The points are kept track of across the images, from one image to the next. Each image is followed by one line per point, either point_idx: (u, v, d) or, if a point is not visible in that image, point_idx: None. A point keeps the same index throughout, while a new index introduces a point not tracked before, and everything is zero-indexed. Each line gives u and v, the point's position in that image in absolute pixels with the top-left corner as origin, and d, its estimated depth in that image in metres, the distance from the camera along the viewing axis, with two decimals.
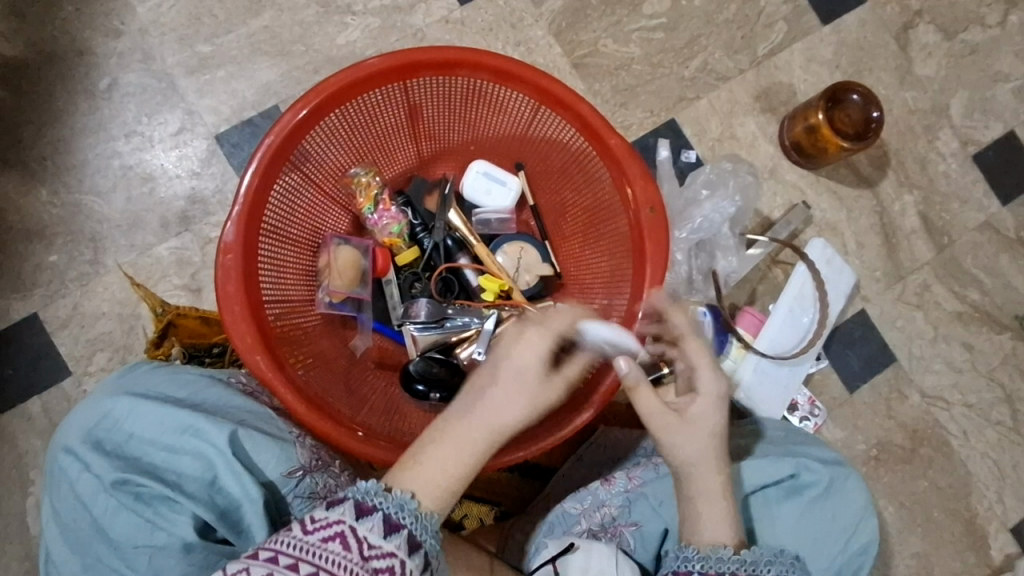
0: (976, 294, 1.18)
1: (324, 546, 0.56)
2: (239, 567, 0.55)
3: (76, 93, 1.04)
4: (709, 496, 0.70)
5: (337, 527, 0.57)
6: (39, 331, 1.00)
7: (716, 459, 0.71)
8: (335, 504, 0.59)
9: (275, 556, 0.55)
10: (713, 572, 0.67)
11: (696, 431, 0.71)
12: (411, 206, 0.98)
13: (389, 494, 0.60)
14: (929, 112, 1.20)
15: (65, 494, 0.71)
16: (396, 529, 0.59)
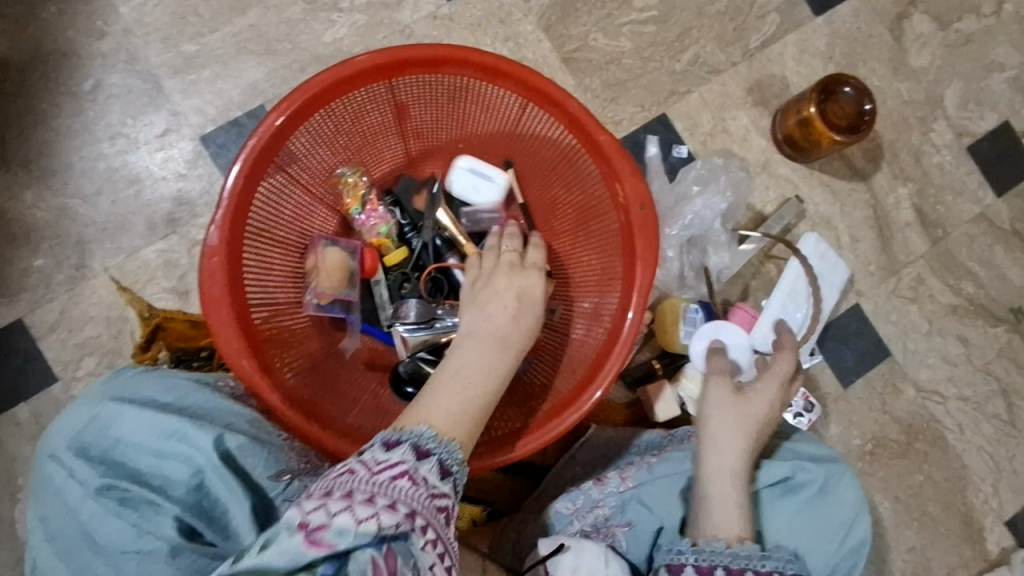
0: (971, 287, 1.17)
1: (395, 483, 0.53)
2: (314, 505, 0.51)
3: (60, 95, 1.03)
4: (719, 472, 0.74)
5: (402, 466, 0.55)
6: (26, 335, 0.99)
7: (745, 445, 0.75)
8: (394, 446, 0.56)
9: (348, 493, 0.52)
10: (705, 565, 0.69)
11: (743, 411, 0.77)
12: (399, 206, 0.97)
13: (439, 440, 0.58)
14: (923, 103, 1.19)
15: (51, 501, 0.70)
16: (449, 474, 0.57)
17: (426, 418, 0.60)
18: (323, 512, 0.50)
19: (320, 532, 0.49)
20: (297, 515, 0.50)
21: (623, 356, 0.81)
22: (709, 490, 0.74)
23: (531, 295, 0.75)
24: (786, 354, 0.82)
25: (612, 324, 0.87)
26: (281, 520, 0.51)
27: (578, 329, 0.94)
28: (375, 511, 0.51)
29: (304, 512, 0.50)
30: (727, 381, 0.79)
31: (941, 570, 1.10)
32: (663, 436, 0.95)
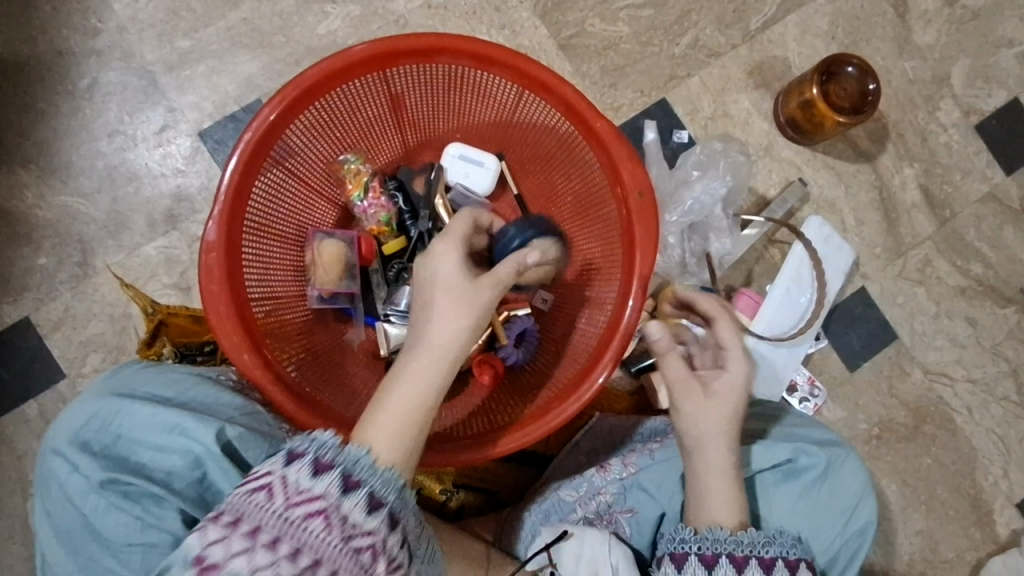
0: (979, 268, 1.15)
1: (306, 522, 0.58)
2: (219, 536, 0.58)
3: (56, 94, 1.03)
4: (707, 472, 0.73)
5: (321, 503, 0.58)
6: (32, 334, 1.00)
7: (729, 443, 0.73)
8: (322, 473, 0.60)
9: (256, 530, 0.58)
10: (710, 554, 0.70)
11: (716, 409, 0.73)
12: (402, 192, 0.96)
13: (375, 468, 0.61)
14: (929, 81, 1.17)
15: (54, 495, 0.72)
16: (379, 507, 0.60)
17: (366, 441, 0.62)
18: (224, 547, 0.57)
19: (213, 569, 0.57)
20: (199, 543, 0.58)
21: (624, 344, 0.81)
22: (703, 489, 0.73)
23: (455, 283, 0.67)
24: (727, 326, 0.78)
25: (612, 312, 0.87)
26: (191, 541, 0.59)
27: (580, 317, 0.94)
28: (274, 558, 0.56)
29: (208, 542, 0.58)
30: (688, 378, 0.74)
31: (950, 553, 1.10)
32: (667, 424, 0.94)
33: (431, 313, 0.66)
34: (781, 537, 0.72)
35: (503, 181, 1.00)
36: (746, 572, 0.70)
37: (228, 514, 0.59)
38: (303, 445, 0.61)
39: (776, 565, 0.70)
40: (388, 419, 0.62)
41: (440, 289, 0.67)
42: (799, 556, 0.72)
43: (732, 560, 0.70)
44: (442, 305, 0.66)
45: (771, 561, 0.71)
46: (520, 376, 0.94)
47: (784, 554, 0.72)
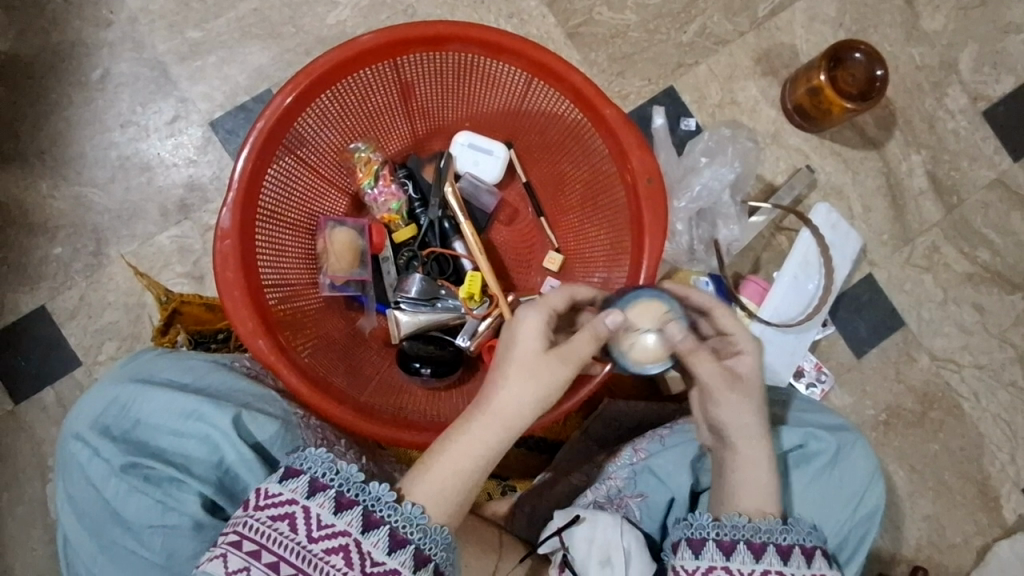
0: (987, 254, 1.15)
1: (325, 558, 0.59)
2: (240, 565, 0.59)
3: (69, 85, 1.04)
4: (744, 463, 0.72)
5: (342, 539, 0.60)
6: (48, 322, 1.01)
7: (757, 431, 0.72)
8: (344, 509, 0.61)
9: (277, 562, 0.59)
10: (728, 541, 0.70)
11: (741, 397, 0.72)
12: (411, 180, 0.97)
13: (399, 506, 0.62)
14: (937, 68, 1.17)
15: (76, 479, 0.73)
16: (403, 545, 0.61)
17: (418, 488, 0.64)
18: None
19: None
20: (222, 570, 0.59)
21: None
22: (735, 480, 0.73)
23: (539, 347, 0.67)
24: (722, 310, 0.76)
25: None
26: (211, 565, 0.60)
27: None
28: None
29: (230, 570, 0.59)
30: (713, 367, 0.72)
31: (956, 538, 1.10)
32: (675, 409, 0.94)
33: (516, 376, 0.66)
34: (799, 525, 0.71)
35: (510, 168, 1.01)
36: (764, 559, 0.69)
37: (249, 541, 0.60)
38: (328, 475, 0.62)
39: (793, 553, 0.70)
40: (445, 481, 0.64)
41: (522, 367, 0.66)
42: (815, 544, 0.71)
43: (750, 546, 0.70)
44: (529, 370, 0.66)
45: (788, 548, 0.70)
46: None
47: (801, 541, 0.71)
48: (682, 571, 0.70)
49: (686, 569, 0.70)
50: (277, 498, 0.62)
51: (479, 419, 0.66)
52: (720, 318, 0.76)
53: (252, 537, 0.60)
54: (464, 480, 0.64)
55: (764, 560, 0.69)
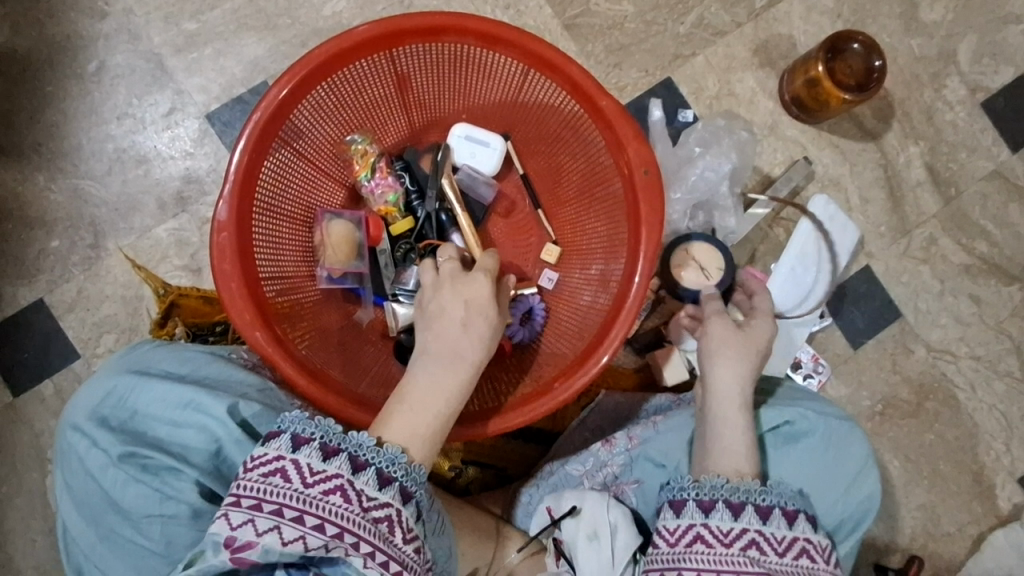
0: (984, 246, 1.15)
1: (324, 499, 0.60)
2: (243, 520, 0.59)
3: (65, 77, 1.04)
4: (728, 392, 0.77)
5: (337, 481, 0.61)
6: (47, 315, 1.02)
7: (749, 378, 0.78)
8: (332, 455, 0.61)
9: (279, 510, 0.59)
10: (707, 500, 0.71)
11: (746, 345, 0.79)
12: (408, 172, 0.96)
13: (381, 450, 0.62)
14: (936, 59, 1.16)
15: (75, 470, 0.74)
16: (389, 483, 0.62)
17: (388, 433, 0.64)
18: (252, 529, 0.58)
19: (247, 548, 0.58)
20: (226, 528, 0.58)
21: (631, 320, 0.82)
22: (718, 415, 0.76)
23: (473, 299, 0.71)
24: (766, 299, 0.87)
25: (619, 288, 0.88)
26: (214, 529, 0.59)
27: (586, 295, 0.95)
28: (302, 531, 0.58)
29: (233, 527, 0.58)
30: (728, 318, 0.81)
31: (951, 527, 1.11)
32: (670, 400, 0.95)
33: (449, 328, 0.69)
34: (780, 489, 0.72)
35: (508, 162, 1.01)
36: (742, 517, 0.70)
37: (247, 499, 0.60)
38: (309, 429, 0.62)
39: (773, 513, 0.70)
40: (415, 421, 0.65)
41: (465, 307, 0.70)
42: (797, 507, 0.72)
43: (729, 505, 0.70)
44: (462, 322, 0.69)
45: (768, 509, 0.70)
46: (527, 356, 0.95)
47: (783, 504, 0.71)
48: (664, 531, 0.72)
49: (667, 529, 0.72)
50: (264, 459, 0.62)
51: (428, 368, 0.67)
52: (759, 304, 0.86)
53: (247, 494, 0.60)
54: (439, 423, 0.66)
55: (742, 519, 0.70)
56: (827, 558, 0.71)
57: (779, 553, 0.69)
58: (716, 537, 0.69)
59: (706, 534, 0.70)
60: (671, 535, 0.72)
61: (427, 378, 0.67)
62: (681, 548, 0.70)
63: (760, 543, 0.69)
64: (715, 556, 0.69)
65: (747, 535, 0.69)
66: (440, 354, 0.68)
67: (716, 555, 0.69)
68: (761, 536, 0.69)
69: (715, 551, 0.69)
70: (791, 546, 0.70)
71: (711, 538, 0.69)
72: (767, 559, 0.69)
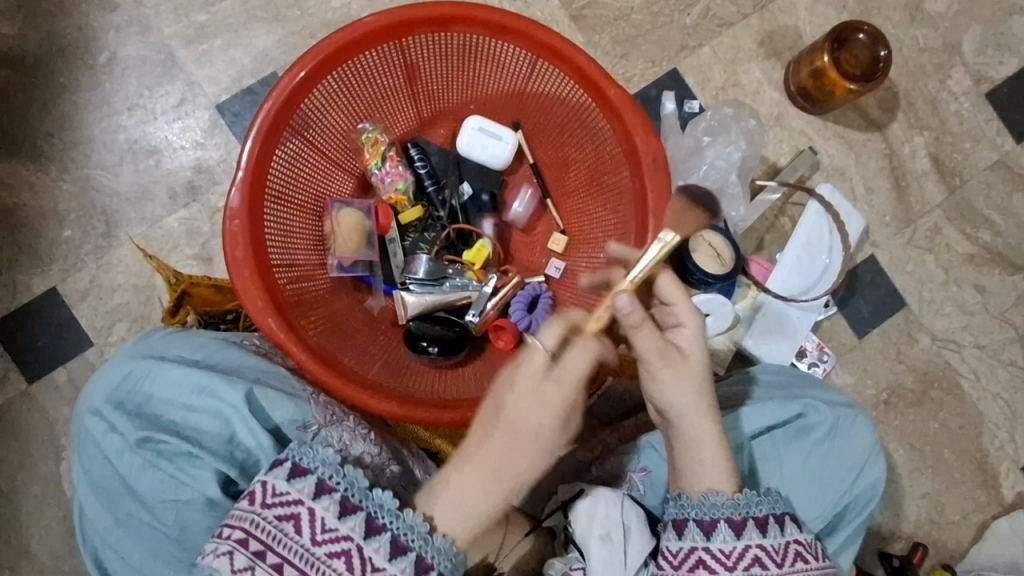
0: (988, 236, 1.16)
1: (328, 562, 0.62)
2: (245, 564, 0.62)
3: (77, 68, 1.05)
4: (689, 435, 0.72)
5: (344, 544, 0.62)
6: (60, 303, 1.03)
7: (705, 399, 0.72)
8: (348, 514, 0.63)
9: (281, 564, 0.62)
10: (708, 520, 0.71)
11: (686, 374, 0.71)
12: (422, 158, 0.98)
13: (400, 513, 0.64)
14: (940, 50, 1.17)
15: (92, 453, 0.75)
16: (403, 552, 0.63)
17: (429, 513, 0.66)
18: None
19: None
20: (227, 567, 0.62)
21: None
22: (682, 438, 0.72)
23: (547, 422, 0.66)
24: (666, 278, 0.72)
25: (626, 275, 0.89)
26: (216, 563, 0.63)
27: (595, 284, 0.96)
28: None
29: (234, 569, 0.62)
30: (659, 346, 0.70)
31: (955, 515, 1.12)
32: None
33: (512, 439, 0.66)
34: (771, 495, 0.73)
35: (518, 152, 1.01)
36: (744, 535, 0.70)
37: (255, 541, 0.63)
38: (335, 478, 0.65)
39: (769, 523, 0.71)
40: (461, 513, 0.66)
41: (524, 434, 0.66)
42: (786, 510, 0.73)
43: (730, 524, 0.71)
44: (530, 438, 0.66)
45: (765, 520, 0.71)
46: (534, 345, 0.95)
47: (774, 509, 0.72)
48: (667, 552, 0.72)
49: (670, 551, 0.72)
50: (284, 499, 0.64)
51: (482, 472, 0.66)
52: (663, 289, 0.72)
53: (257, 536, 0.63)
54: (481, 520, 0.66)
55: (744, 536, 0.70)
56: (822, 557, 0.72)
57: (779, 564, 0.70)
58: (717, 561, 0.70)
59: (708, 558, 0.70)
60: (674, 557, 0.72)
61: (478, 483, 0.66)
62: (684, 570, 0.71)
63: (763, 559, 0.70)
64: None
65: (750, 552, 0.70)
66: (496, 464, 0.66)
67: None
68: (763, 551, 0.70)
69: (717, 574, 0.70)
70: (788, 553, 0.70)
71: (712, 562, 0.70)
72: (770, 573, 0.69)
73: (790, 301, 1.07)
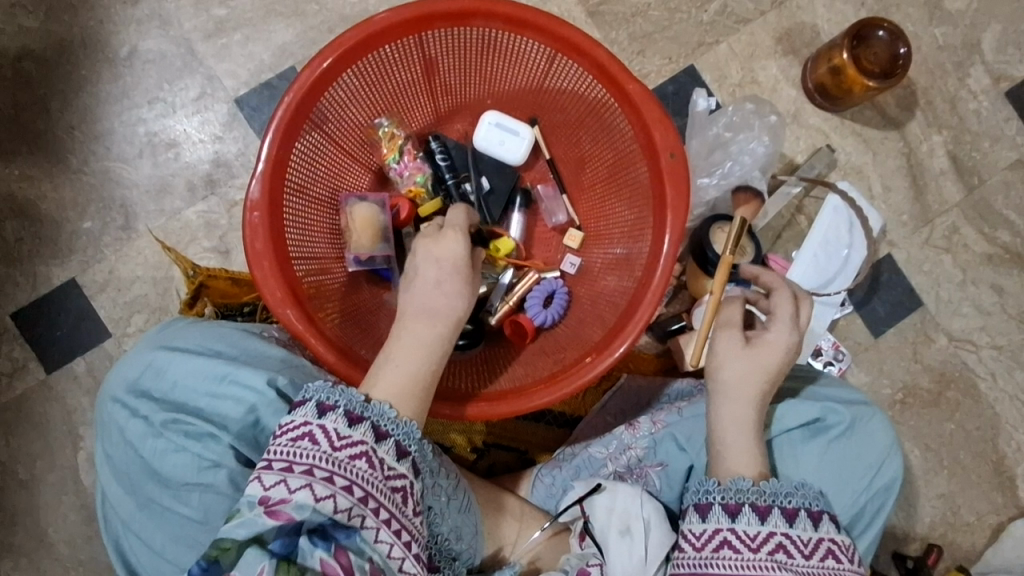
0: (1006, 236, 1.15)
1: (352, 464, 0.59)
2: (275, 481, 0.58)
3: (98, 62, 1.06)
4: (731, 418, 0.74)
5: (362, 447, 0.60)
6: (79, 294, 1.04)
7: (758, 393, 0.74)
8: (357, 422, 0.61)
9: (310, 470, 0.58)
10: (733, 503, 0.70)
11: (753, 362, 0.74)
12: (445, 150, 0.98)
13: (399, 421, 0.63)
14: (960, 48, 1.16)
15: (116, 440, 0.76)
16: (406, 455, 0.63)
17: (378, 394, 0.65)
18: (284, 489, 0.58)
19: (281, 505, 0.57)
20: (259, 489, 0.58)
21: (654, 303, 0.82)
22: (714, 409, 0.75)
23: (449, 257, 0.73)
24: (782, 293, 0.77)
25: (643, 271, 0.88)
26: (248, 490, 0.58)
27: (611, 279, 0.96)
28: (333, 491, 0.58)
29: (266, 488, 0.58)
30: (735, 331, 0.76)
31: (971, 517, 1.11)
32: (693, 385, 0.94)
33: (425, 286, 0.71)
34: (804, 490, 0.72)
35: (535, 148, 1.01)
36: (769, 520, 0.70)
37: (277, 462, 0.59)
38: (333, 397, 0.62)
39: (799, 515, 0.70)
40: (398, 379, 0.66)
41: (437, 274, 0.72)
42: (822, 508, 0.72)
43: (755, 509, 0.70)
44: (437, 280, 0.71)
45: (794, 511, 0.70)
46: (550, 340, 0.95)
47: (808, 505, 0.71)
48: (690, 535, 0.71)
49: (693, 533, 0.71)
50: (291, 426, 0.61)
51: (411, 327, 0.69)
52: (776, 299, 0.77)
53: (279, 456, 0.59)
54: (430, 378, 0.68)
55: (769, 522, 0.70)
56: (853, 559, 0.71)
57: (806, 555, 0.69)
58: (743, 542, 0.69)
59: (734, 539, 0.69)
60: (697, 539, 0.71)
61: (410, 338, 0.68)
62: (707, 553, 0.70)
63: (788, 546, 0.69)
64: (743, 561, 0.68)
65: (774, 538, 0.69)
66: (419, 314, 0.70)
67: (744, 560, 0.68)
68: (788, 540, 0.69)
69: (742, 555, 0.68)
70: (818, 547, 0.69)
71: (738, 543, 0.69)
72: (794, 561, 0.68)
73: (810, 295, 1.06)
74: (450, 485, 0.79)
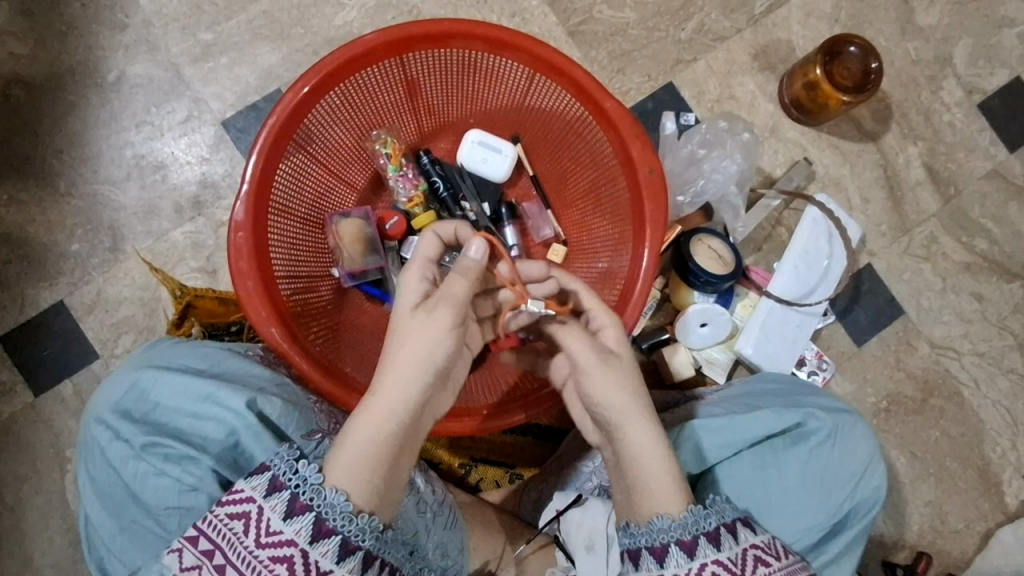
0: (984, 244, 1.17)
1: (271, 566, 0.60)
2: (192, 563, 0.61)
3: (87, 87, 1.08)
4: (635, 447, 0.67)
5: (289, 549, 0.60)
6: (66, 316, 1.05)
7: (642, 405, 0.68)
8: (294, 517, 0.60)
9: (224, 565, 0.61)
10: (659, 546, 0.64)
11: (616, 373, 0.69)
12: (436, 168, 1.00)
13: (354, 516, 0.60)
14: (932, 62, 1.19)
15: (99, 461, 0.76)
16: (352, 552, 0.61)
17: (340, 473, 0.61)
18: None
19: None
20: (177, 565, 0.62)
21: (637, 312, 0.84)
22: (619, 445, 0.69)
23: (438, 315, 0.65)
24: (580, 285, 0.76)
25: (625, 282, 0.90)
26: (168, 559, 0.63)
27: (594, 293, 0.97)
28: None
29: (183, 566, 0.62)
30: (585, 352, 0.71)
31: (959, 523, 1.12)
32: (680, 397, 0.97)
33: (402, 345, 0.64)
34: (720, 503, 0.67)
35: (518, 166, 1.03)
36: (698, 554, 0.64)
37: (205, 540, 0.62)
38: (286, 476, 0.62)
39: (722, 535, 0.65)
40: (361, 457, 0.61)
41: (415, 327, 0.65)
42: (736, 515, 0.67)
43: (681, 546, 0.64)
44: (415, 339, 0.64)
45: (716, 532, 0.65)
46: None
47: (724, 518, 0.66)
48: None
49: None
50: (238, 496, 0.62)
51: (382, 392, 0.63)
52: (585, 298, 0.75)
53: (208, 536, 0.61)
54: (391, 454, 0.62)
55: (697, 555, 0.64)
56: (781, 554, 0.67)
57: None
58: None
59: None
60: None
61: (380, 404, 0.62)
62: None
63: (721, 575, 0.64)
64: None
65: (707, 570, 0.64)
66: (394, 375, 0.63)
67: None
68: (721, 568, 0.64)
69: None
70: (746, 561, 0.65)
71: None
72: None
73: (791, 305, 1.08)
74: (434, 501, 0.82)
